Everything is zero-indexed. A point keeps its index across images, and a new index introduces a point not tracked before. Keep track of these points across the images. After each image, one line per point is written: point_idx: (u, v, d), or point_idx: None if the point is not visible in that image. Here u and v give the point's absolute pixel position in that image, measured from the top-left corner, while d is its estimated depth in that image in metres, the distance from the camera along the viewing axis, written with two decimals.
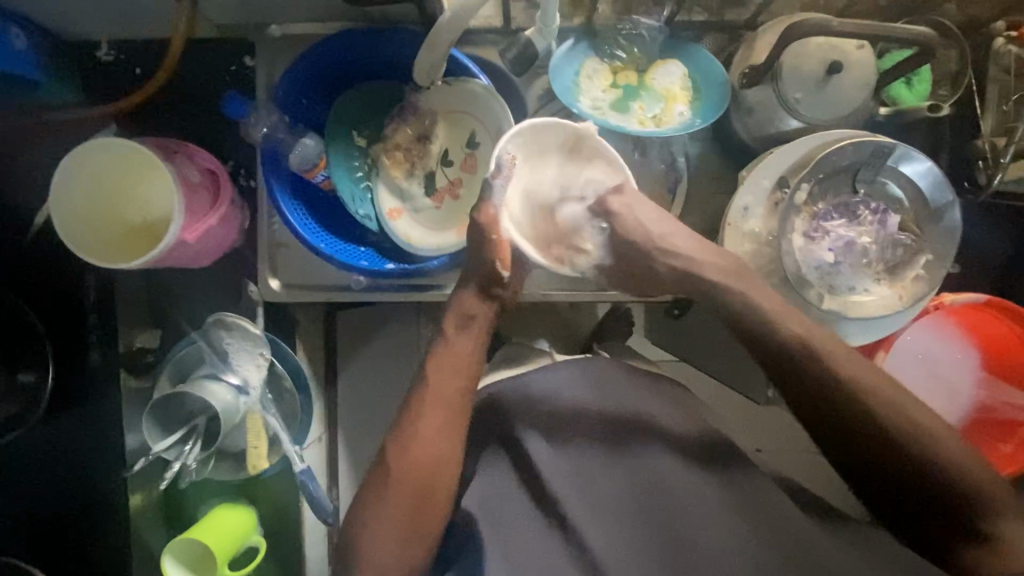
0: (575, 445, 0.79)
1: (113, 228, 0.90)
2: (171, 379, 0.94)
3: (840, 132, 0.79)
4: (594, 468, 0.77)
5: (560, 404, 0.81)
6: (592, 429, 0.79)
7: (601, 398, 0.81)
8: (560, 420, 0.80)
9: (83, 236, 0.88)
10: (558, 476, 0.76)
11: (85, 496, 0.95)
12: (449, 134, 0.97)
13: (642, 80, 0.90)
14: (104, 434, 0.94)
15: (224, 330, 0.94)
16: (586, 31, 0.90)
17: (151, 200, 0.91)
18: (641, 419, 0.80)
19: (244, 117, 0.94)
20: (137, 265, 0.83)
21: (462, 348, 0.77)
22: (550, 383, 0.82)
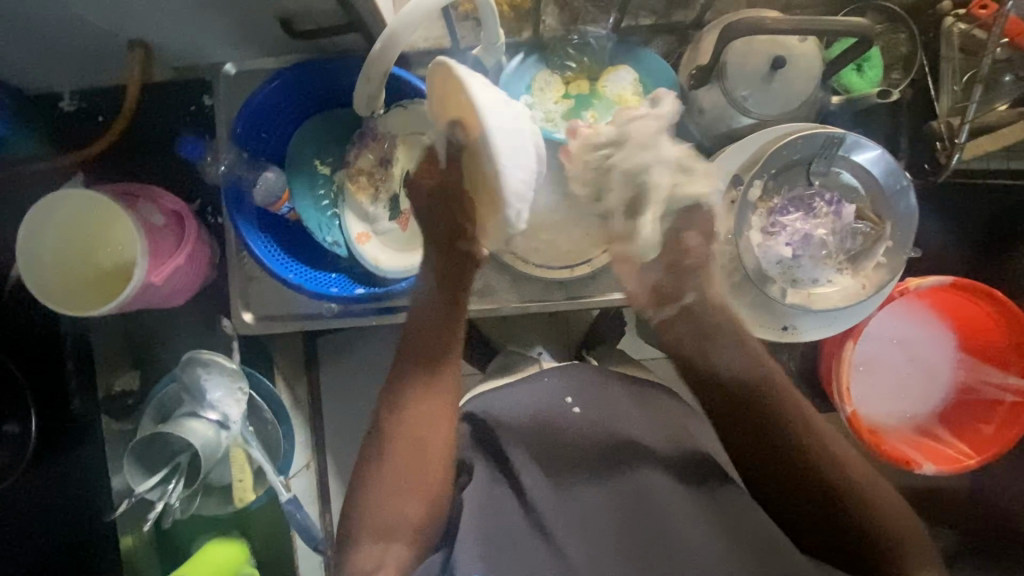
0: (554, 454, 0.78)
1: (84, 275, 0.92)
2: (154, 417, 0.96)
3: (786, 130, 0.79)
4: (576, 479, 0.77)
5: (544, 410, 0.81)
6: (575, 438, 0.79)
7: (583, 405, 0.81)
8: (541, 435, 0.79)
9: (51, 284, 0.88)
10: (536, 482, 0.76)
11: (78, 544, 0.95)
12: (409, 155, 0.98)
13: (594, 88, 0.90)
14: (86, 482, 0.96)
15: (201, 367, 0.95)
16: (534, 44, 0.91)
17: (119, 244, 0.92)
18: (614, 425, 0.80)
19: (199, 157, 1.01)
20: (106, 310, 0.83)
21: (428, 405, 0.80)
22: (538, 396, 0.82)
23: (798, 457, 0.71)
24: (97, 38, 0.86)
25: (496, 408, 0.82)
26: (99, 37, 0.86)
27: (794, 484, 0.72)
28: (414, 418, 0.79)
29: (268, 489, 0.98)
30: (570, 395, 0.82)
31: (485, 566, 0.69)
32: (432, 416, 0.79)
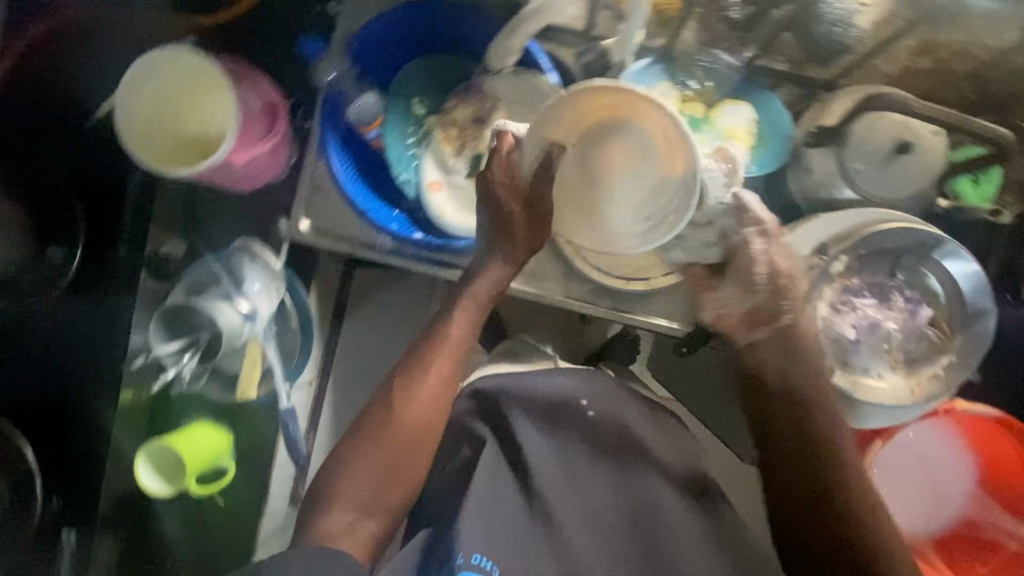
0: (567, 448, 0.81)
1: (169, 133, 0.93)
2: (186, 288, 0.98)
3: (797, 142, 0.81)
4: (589, 473, 0.80)
5: (558, 405, 0.84)
6: (589, 444, 0.82)
7: (597, 408, 0.84)
8: (560, 423, 0.83)
9: (138, 132, 0.90)
10: (547, 473, 0.79)
11: (80, 381, 0.98)
12: (507, 121, 0.98)
13: (707, 114, 0.92)
14: (108, 327, 0.98)
15: (247, 257, 0.98)
16: (664, 54, 0.93)
17: (210, 116, 0.93)
18: (625, 432, 0.83)
19: (316, 58, 0.97)
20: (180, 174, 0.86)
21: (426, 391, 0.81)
22: (553, 385, 0.85)
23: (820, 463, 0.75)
24: None
25: (511, 387, 0.85)
26: None
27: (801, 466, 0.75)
28: (412, 400, 0.81)
29: (270, 392, 1.00)
30: (586, 398, 0.85)
31: (486, 547, 0.74)
32: (439, 387, 0.82)
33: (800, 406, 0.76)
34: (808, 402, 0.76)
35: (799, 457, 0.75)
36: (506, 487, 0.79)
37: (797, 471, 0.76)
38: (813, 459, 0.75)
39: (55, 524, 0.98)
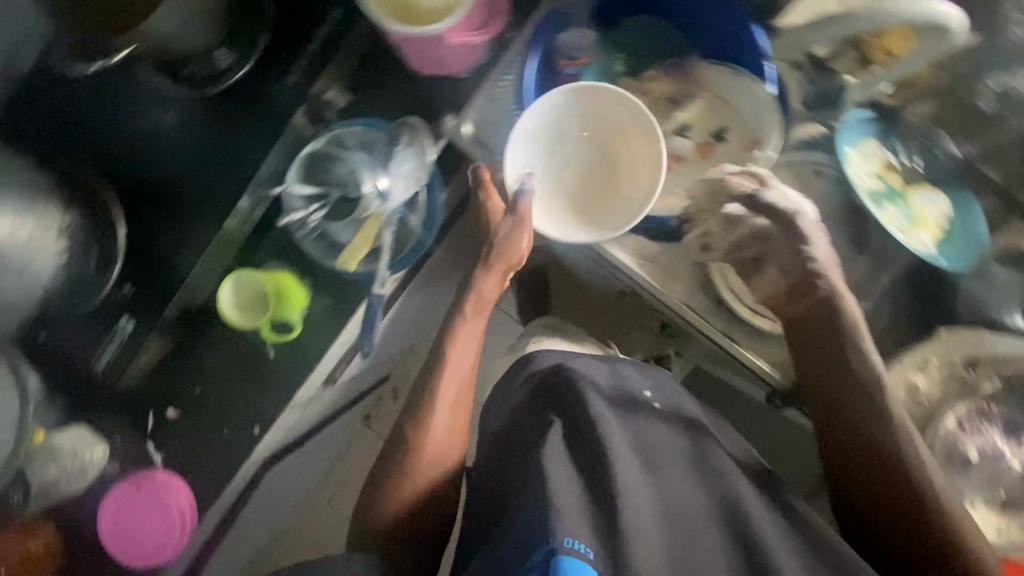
0: (636, 425, 0.83)
1: None
2: (330, 138, 0.96)
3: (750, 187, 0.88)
4: (664, 453, 0.80)
5: (623, 391, 0.87)
6: (658, 432, 0.83)
7: (662, 400, 0.88)
8: (626, 402, 0.86)
9: None
10: (624, 448, 0.76)
11: (201, 186, 0.97)
12: (702, 114, 0.96)
13: (906, 190, 0.90)
14: (250, 147, 0.97)
15: (406, 135, 0.96)
16: (891, 115, 0.90)
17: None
18: (690, 423, 0.86)
19: None
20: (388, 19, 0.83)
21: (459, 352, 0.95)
22: (616, 373, 0.89)
23: (873, 450, 0.81)
24: None
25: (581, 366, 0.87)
26: None
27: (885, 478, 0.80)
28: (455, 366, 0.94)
29: (369, 273, 0.97)
30: (650, 390, 0.89)
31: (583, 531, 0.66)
32: (457, 394, 0.94)
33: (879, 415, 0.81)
34: (885, 419, 0.81)
35: (881, 470, 0.80)
36: (579, 456, 0.76)
37: (864, 464, 0.82)
38: (900, 476, 0.79)
39: (120, 304, 1.00)
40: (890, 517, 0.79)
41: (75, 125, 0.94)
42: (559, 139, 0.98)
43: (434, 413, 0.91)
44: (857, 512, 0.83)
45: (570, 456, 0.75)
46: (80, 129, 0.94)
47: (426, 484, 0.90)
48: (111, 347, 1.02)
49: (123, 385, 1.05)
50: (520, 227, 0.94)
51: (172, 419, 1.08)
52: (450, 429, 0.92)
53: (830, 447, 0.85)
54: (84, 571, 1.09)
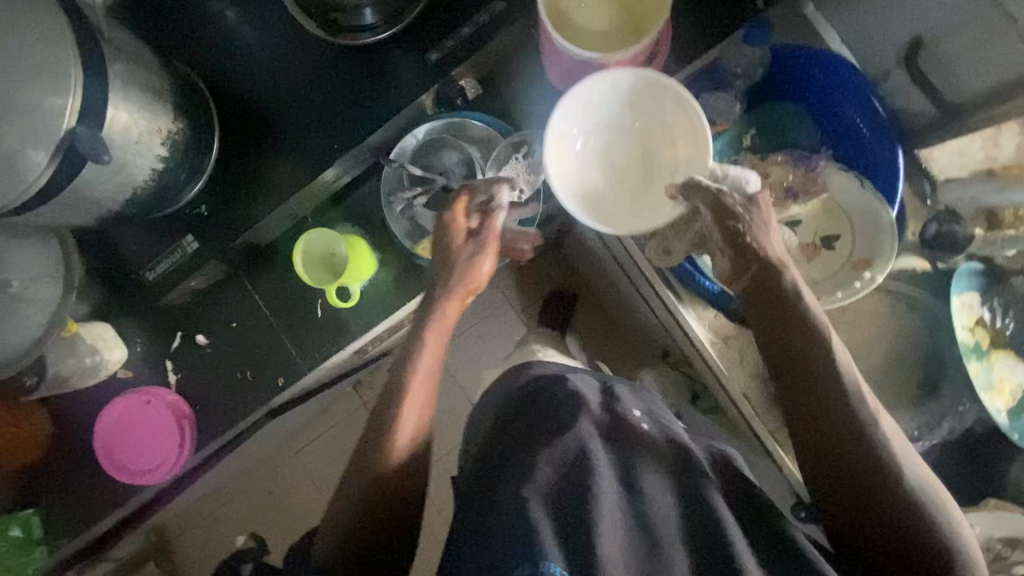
0: (626, 440, 0.76)
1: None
2: (449, 126, 0.99)
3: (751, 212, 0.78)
4: (647, 467, 0.73)
5: (613, 406, 0.80)
6: (648, 451, 0.75)
7: (651, 421, 0.80)
8: (616, 418, 0.78)
9: None
10: (603, 463, 0.71)
11: (304, 131, 0.93)
12: (817, 216, 0.94)
13: (991, 352, 0.89)
14: (367, 110, 0.92)
15: (524, 150, 0.96)
16: (996, 275, 0.90)
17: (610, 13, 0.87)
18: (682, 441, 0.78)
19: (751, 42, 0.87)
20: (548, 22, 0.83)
21: (421, 369, 0.81)
22: (590, 386, 0.82)
23: (847, 461, 0.69)
24: None
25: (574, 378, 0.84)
26: None
27: (872, 519, 0.68)
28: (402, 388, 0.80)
29: None
30: (639, 410, 0.81)
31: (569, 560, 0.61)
32: (421, 391, 0.80)
33: (853, 434, 0.69)
34: (850, 417, 0.70)
35: (870, 512, 0.68)
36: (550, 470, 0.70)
37: (852, 495, 0.69)
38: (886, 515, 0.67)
39: (186, 223, 0.95)
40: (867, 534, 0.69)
41: (213, 41, 0.94)
42: (595, 126, 0.89)
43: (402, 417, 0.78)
44: (842, 523, 0.70)
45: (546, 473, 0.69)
46: (217, 45, 0.94)
47: (370, 524, 0.75)
48: (167, 259, 0.96)
49: (164, 301, 1.02)
50: (485, 258, 0.86)
51: (200, 346, 1.05)
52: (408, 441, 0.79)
53: (816, 465, 0.71)
54: (72, 460, 1.07)
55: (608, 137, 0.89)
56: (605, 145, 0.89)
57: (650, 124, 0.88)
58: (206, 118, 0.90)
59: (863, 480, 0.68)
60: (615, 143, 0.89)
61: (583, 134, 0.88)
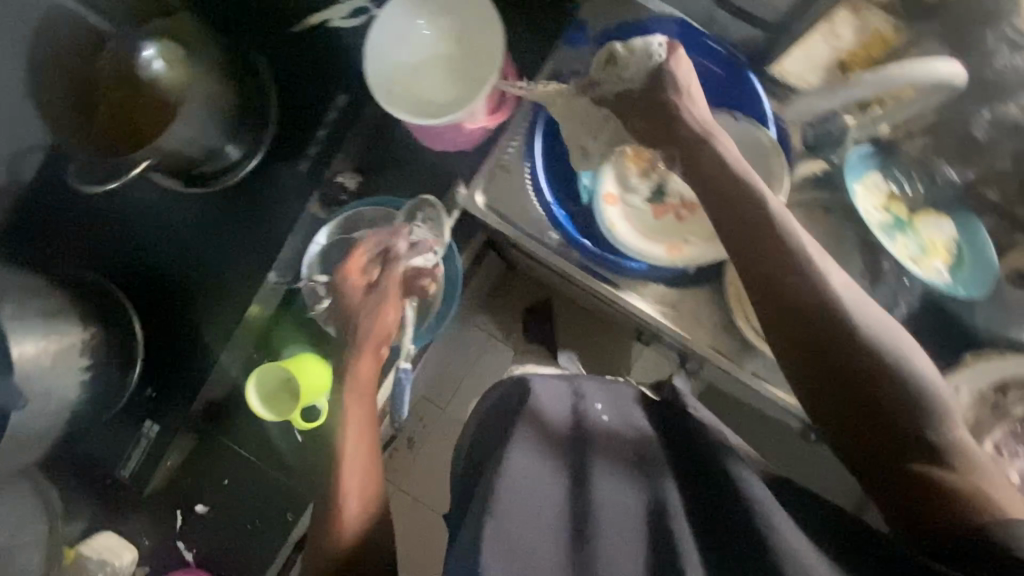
0: (584, 451, 0.66)
1: (465, 46, 0.87)
2: (341, 224, 0.93)
3: (610, 81, 0.73)
4: (602, 470, 0.64)
5: (564, 404, 0.70)
6: (605, 450, 0.66)
7: (611, 415, 0.71)
8: (579, 418, 0.69)
9: (465, 35, 0.87)
10: (532, 466, 0.63)
11: (214, 282, 0.96)
12: None
13: (910, 219, 0.92)
14: (264, 235, 0.95)
15: (421, 211, 0.93)
16: (887, 149, 0.93)
17: (465, 78, 0.87)
18: (633, 430, 0.69)
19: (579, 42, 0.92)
20: (392, 86, 0.86)
21: (354, 427, 0.78)
22: (563, 395, 0.71)
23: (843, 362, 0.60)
24: None
25: (541, 388, 0.70)
26: None
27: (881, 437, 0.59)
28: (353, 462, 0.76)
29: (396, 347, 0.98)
30: (598, 403, 0.72)
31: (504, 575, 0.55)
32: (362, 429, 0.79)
33: (836, 326, 0.60)
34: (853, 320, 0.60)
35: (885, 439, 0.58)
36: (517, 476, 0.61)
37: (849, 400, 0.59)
38: (898, 442, 0.58)
39: (145, 409, 0.98)
40: (923, 512, 0.56)
41: (103, 241, 0.97)
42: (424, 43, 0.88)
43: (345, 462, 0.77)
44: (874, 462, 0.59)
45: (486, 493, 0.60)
46: (105, 237, 0.97)
47: None
48: (141, 449, 0.99)
49: (150, 493, 1.01)
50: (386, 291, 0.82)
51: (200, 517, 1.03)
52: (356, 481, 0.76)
53: (793, 361, 0.62)
54: None
55: (429, 39, 0.88)
56: (424, 47, 0.87)
57: (462, 27, 0.87)
58: (119, 305, 0.91)
59: (880, 397, 0.59)
60: (437, 46, 0.88)
61: (410, 40, 0.87)
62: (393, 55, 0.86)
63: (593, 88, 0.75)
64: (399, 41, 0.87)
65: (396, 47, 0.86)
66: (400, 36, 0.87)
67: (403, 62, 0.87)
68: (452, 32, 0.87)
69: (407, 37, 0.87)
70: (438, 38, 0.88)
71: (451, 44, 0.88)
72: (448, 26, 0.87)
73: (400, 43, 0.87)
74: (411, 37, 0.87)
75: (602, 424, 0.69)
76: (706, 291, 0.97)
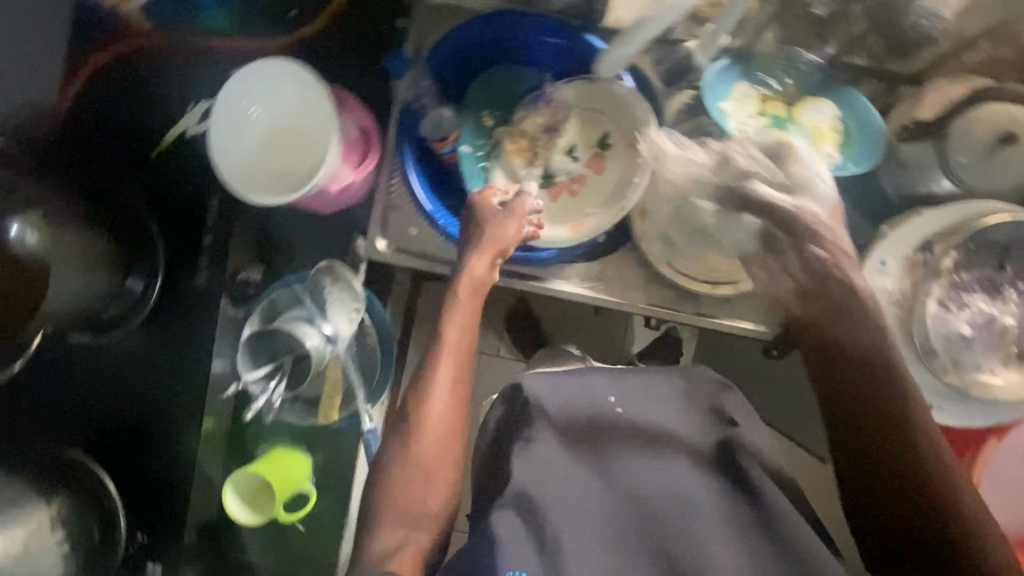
0: (602, 439, 0.80)
1: (299, 111, 0.85)
2: (262, 315, 0.95)
3: (774, 166, 0.84)
4: (633, 458, 0.78)
5: (588, 403, 0.83)
6: (619, 434, 0.81)
7: (625, 406, 0.84)
8: (597, 413, 0.83)
9: (294, 100, 0.84)
10: (551, 455, 0.77)
11: (164, 411, 0.96)
12: (581, 131, 0.97)
13: (790, 113, 0.91)
14: (193, 349, 0.95)
15: (329, 279, 0.96)
16: (743, 55, 0.91)
17: (311, 142, 0.85)
18: (651, 420, 0.83)
19: (399, 73, 0.95)
20: (251, 177, 0.85)
21: (441, 395, 0.80)
22: (586, 388, 0.85)
23: (884, 412, 0.74)
24: None
25: (540, 391, 0.84)
26: None
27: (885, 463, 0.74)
28: (436, 420, 0.79)
29: (353, 414, 0.98)
30: (614, 395, 0.85)
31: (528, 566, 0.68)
32: (452, 413, 0.81)
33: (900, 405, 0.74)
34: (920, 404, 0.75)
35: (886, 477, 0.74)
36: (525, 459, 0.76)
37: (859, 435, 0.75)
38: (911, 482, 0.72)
39: (136, 559, 0.95)
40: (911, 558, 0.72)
41: (46, 415, 0.96)
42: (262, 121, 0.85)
43: (420, 435, 0.79)
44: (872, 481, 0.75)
45: (514, 508, 0.72)
46: (48, 411, 0.96)
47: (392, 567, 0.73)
48: None
49: None
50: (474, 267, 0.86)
51: None
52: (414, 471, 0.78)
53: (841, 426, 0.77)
54: None
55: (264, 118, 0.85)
56: (265, 127, 0.85)
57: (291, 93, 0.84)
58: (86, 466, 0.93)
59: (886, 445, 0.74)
60: (275, 120, 0.85)
61: (248, 125, 0.84)
62: (239, 147, 0.84)
63: (726, 152, 0.86)
64: (236, 132, 0.83)
65: (237, 139, 0.83)
66: (236, 126, 0.83)
67: (251, 150, 0.85)
68: (283, 100, 0.85)
69: (243, 124, 0.84)
70: (272, 112, 0.85)
71: (287, 114, 0.85)
72: (277, 96, 0.84)
73: (239, 133, 0.84)
74: (246, 122, 0.84)
75: (617, 413, 0.83)
76: (625, 253, 0.96)
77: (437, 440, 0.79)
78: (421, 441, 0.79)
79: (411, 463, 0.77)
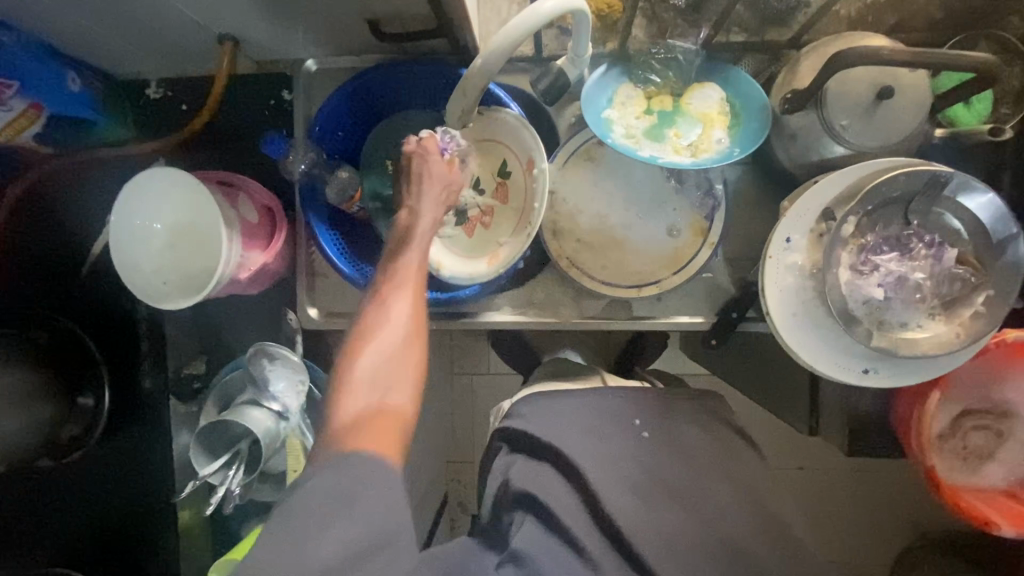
0: (638, 457, 0.75)
1: (191, 212, 0.88)
2: (216, 402, 0.98)
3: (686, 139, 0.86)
4: (671, 472, 0.74)
5: (610, 424, 0.78)
6: (654, 462, 0.75)
7: (652, 430, 0.77)
8: (627, 435, 0.77)
9: (183, 203, 0.87)
10: (587, 466, 0.73)
11: (142, 513, 1.01)
12: (481, 162, 0.96)
13: (677, 104, 0.87)
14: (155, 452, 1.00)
15: (267, 359, 0.97)
16: (619, 56, 0.89)
17: (209, 239, 0.87)
18: (683, 447, 0.76)
19: (281, 156, 0.93)
20: (163, 287, 0.86)
21: (401, 306, 0.70)
22: (605, 408, 0.79)
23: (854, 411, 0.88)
24: (189, 31, 0.86)
25: (548, 413, 0.78)
26: (189, 34, 0.86)
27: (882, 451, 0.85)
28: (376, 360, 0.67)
29: None
30: (638, 417, 0.78)
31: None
32: (405, 342, 0.69)
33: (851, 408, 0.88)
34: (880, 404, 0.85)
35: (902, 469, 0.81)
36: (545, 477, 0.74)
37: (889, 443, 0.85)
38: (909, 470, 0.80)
39: None
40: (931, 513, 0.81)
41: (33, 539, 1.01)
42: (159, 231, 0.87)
43: (363, 363, 0.67)
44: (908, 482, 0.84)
45: (527, 542, 0.68)
46: (34, 535, 1.01)
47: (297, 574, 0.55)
48: None
49: None
50: (422, 212, 0.76)
51: None
52: (358, 411, 0.64)
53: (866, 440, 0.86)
54: None
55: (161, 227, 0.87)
56: (162, 236, 0.87)
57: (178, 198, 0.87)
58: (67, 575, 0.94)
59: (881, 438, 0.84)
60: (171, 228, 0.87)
61: (146, 239, 0.86)
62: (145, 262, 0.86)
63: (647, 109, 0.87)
64: (137, 246, 0.85)
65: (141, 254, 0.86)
66: (137, 241, 0.85)
67: (156, 261, 0.86)
68: (174, 207, 0.87)
69: (142, 237, 0.86)
70: (167, 221, 0.87)
71: (180, 219, 0.88)
72: (167, 204, 0.87)
73: (140, 248, 0.86)
74: (145, 237, 0.86)
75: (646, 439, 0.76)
76: (549, 273, 0.97)
77: (386, 387, 0.66)
78: (361, 373, 0.66)
79: (354, 397, 0.65)
